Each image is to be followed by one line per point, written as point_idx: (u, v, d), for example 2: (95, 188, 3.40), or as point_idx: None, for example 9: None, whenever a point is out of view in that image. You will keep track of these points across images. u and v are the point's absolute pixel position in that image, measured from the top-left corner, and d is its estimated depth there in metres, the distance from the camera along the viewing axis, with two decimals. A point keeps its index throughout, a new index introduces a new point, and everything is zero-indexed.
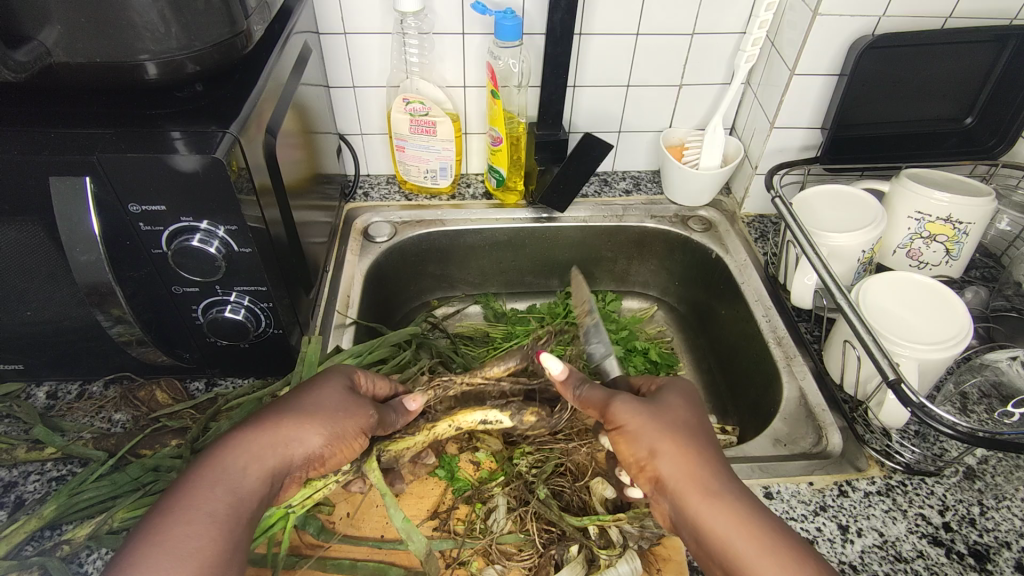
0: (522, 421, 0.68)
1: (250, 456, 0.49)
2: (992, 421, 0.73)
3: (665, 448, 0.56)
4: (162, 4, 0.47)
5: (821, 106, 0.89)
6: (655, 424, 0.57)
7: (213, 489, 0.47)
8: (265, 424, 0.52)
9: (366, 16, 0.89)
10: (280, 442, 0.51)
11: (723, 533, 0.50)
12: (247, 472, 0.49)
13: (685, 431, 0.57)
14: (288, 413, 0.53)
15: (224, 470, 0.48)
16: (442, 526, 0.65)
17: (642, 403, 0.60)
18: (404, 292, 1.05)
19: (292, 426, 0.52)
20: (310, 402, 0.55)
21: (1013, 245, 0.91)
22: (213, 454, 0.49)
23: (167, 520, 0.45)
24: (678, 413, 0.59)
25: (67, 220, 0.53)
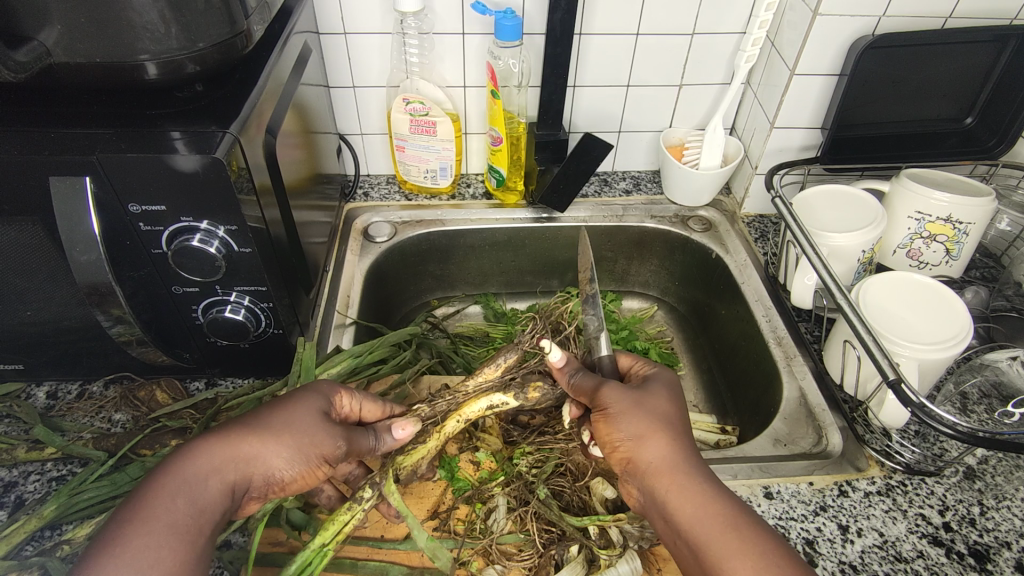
0: (527, 398, 0.69)
1: (209, 470, 0.49)
2: (992, 421, 0.73)
3: (645, 433, 0.57)
4: (162, 4, 0.47)
5: (821, 106, 0.89)
6: (640, 411, 0.58)
7: (170, 500, 0.46)
8: (228, 437, 0.51)
9: (366, 16, 0.89)
10: (241, 458, 0.50)
11: (694, 519, 0.52)
12: (207, 484, 0.48)
13: (667, 419, 0.58)
14: (254, 427, 0.52)
15: (182, 482, 0.47)
16: (443, 526, 0.65)
17: (629, 389, 0.61)
18: (404, 292, 1.05)
19: (257, 441, 0.51)
20: (279, 418, 0.54)
21: (1014, 245, 0.91)
22: (172, 463, 0.48)
23: (126, 526, 0.44)
24: (665, 402, 0.60)
25: (67, 220, 0.53)
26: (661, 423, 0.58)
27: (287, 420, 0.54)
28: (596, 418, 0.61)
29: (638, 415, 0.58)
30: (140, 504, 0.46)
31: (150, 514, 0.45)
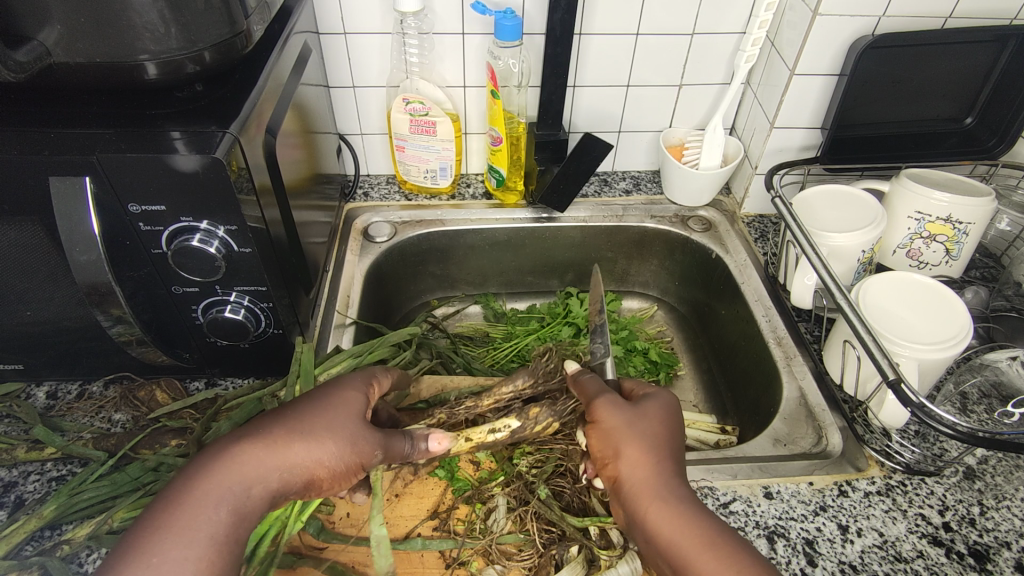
0: (527, 420, 0.67)
1: (251, 480, 0.47)
2: (992, 421, 0.73)
3: (629, 450, 0.57)
4: (162, 4, 0.47)
5: (821, 106, 0.89)
6: (627, 428, 0.59)
7: (212, 510, 0.45)
8: (270, 444, 0.49)
9: (366, 16, 0.89)
10: (282, 467, 0.49)
11: (670, 536, 0.52)
12: (249, 496, 0.47)
13: (654, 435, 0.59)
14: (296, 432, 0.51)
15: (223, 491, 0.46)
16: (443, 525, 0.65)
17: (626, 406, 0.61)
18: (404, 292, 1.05)
19: (300, 450, 0.50)
20: (322, 423, 0.52)
21: (1013, 245, 0.91)
22: (212, 467, 0.47)
23: (160, 534, 0.43)
24: (655, 417, 0.61)
25: (67, 220, 0.53)
26: (647, 439, 0.58)
27: (329, 426, 0.52)
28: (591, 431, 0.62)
29: (623, 431, 0.59)
30: (180, 511, 0.45)
31: (194, 524, 0.44)
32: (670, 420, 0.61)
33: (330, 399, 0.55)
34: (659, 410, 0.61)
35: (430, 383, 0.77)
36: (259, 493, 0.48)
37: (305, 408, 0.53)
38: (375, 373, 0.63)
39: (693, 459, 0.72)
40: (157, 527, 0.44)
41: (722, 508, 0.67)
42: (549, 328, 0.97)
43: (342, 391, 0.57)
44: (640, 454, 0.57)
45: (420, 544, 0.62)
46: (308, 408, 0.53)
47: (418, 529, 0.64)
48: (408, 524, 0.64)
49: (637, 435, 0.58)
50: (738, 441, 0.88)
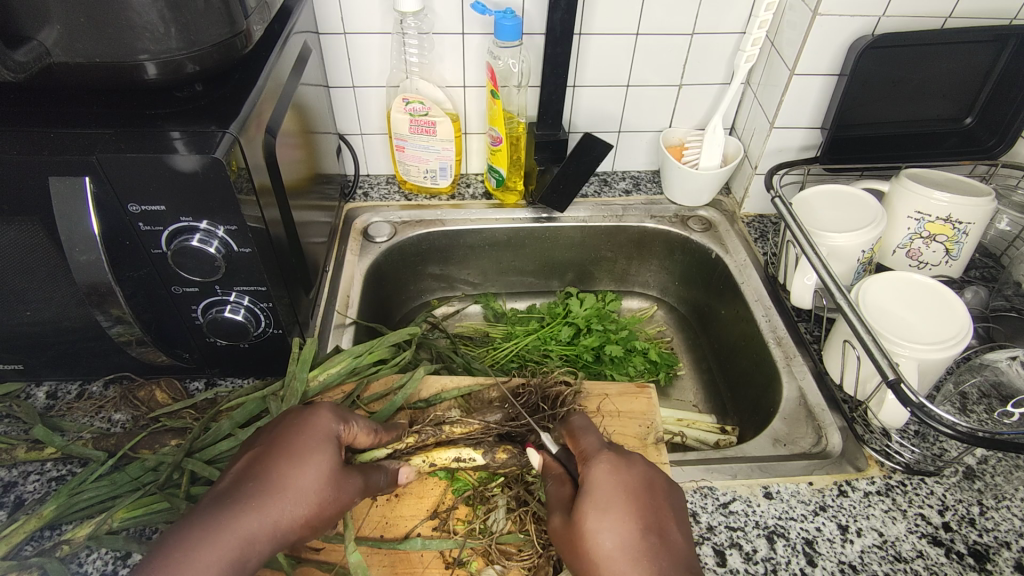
0: (494, 458, 0.67)
1: (242, 545, 0.46)
2: (992, 421, 0.73)
3: (618, 531, 0.51)
4: (162, 4, 0.47)
5: (821, 106, 0.89)
6: (598, 534, 0.51)
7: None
8: (259, 507, 0.47)
9: (365, 16, 0.89)
10: (271, 529, 0.47)
11: None
12: (243, 563, 0.45)
13: (630, 532, 0.50)
14: (283, 491, 0.49)
15: (216, 560, 0.44)
16: (443, 524, 0.64)
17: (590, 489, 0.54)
18: (405, 292, 1.05)
19: (288, 511, 0.48)
20: (309, 475, 0.51)
21: (1013, 245, 0.91)
22: (200, 535, 0.45)
23: None
24: (629, 499, 0.53)
25: (67, 220, 0.53)
26: (626, 549, 0.50)
27: (314, 479, 0.51)
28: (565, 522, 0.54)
29: (594, 542, 0.50)
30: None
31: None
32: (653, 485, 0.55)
33: (308, 442, 0.53)
34: (631, 485, 0.54)
35: (431, 382, 0.76)
36: (251, 560, 0.46)
37: (286, 455, 0.51)
38: (352, 417, 0.59)
39: (693, 460, 0.72)
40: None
41: (722, 507, 0.67)
42: (549, 328, 0.98)
43: (320, 432, 0.54)
44: (627, 574, 0.49)
45: (421, 543, 0.62)
46: (288, 458, 0.51)
47: (416, 526, 0.64)
48: (408, 522, 0.64)
49: (609, 539, 0.50)
50: (738, 441, 0.88)
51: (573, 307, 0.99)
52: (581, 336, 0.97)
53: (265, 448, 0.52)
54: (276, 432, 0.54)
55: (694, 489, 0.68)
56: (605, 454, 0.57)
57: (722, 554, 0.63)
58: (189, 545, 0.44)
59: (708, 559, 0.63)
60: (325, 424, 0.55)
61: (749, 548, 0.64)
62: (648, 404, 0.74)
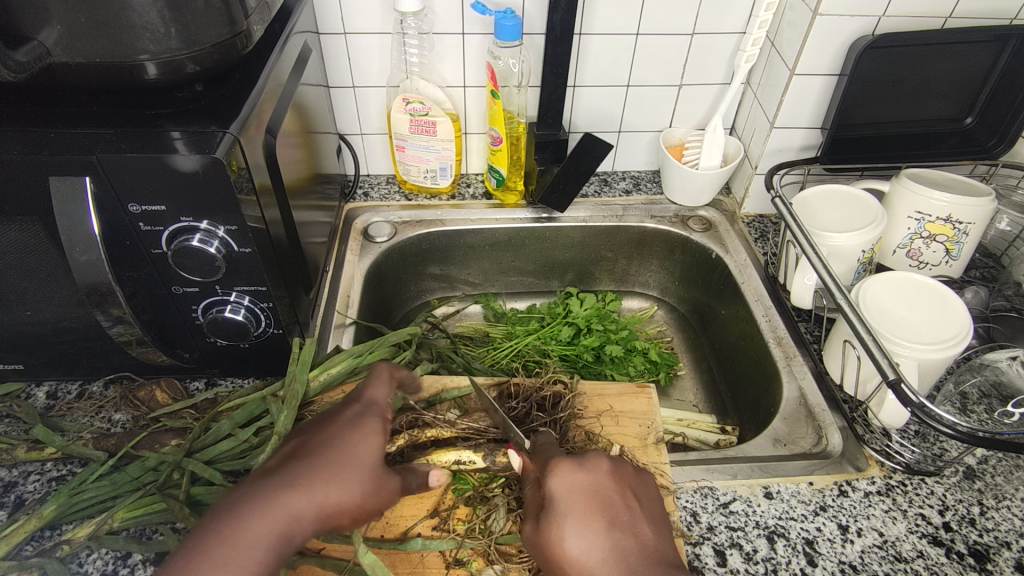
0: (495, 461, 0.65)
1: (290, 520, 0.47)
2: (992, 421, 0.73)
3: (591, 537, 0.51)
4: (162, 4, 0.47)
5: (820, 106, 0.89)
6: (569, 542, 0.51)
7: (251, 550, 0.45)
8: (309, 485, 0.49)
9: (365, 16, 0.89)
10: (318, 508, 0.48)
11: None
12: (290, 539, 0.47)
13: (595, 535, 0.51)
14: (329, 473, 0.50)
15: (265, 532, 0.46)
16: (443, 525, 0.64)
17: (557, 497, 0.54)
18: (405, 292, 1.05)
19: (334, 492, 0.50)
20: (355, 463, 0.52)
21: (1014, 245, 0.91)
22: (252, 506, 0.47)
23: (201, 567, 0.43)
24: (591, 501, 0.53)
25: (67, 220, 0.53)
26: (594, 547, 0.50)
27: (359, 468, 0.52)
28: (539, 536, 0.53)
29: (563, 547, 0.51)
30: (223, 547, 0.44)
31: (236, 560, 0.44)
32: (621, 483, 0.56)
33: (354, 434, 0.55)
34: (590, 486, 0.54)
35: (431, 383, 0.76)
36: (297, 535, 0.47)
37: (335, 444, 0.53)
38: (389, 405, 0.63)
39: (693, 460, 0.72)
40: (201, 560, 0.43)
41: (722, 508, 0.67)
42: (549, 328, 0.98)
43: (366, 426, 0.56)
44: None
45: (421, 543, 0.62)
46: (336, 447, 0.53)
47: (416, 525, 0.64)
48: (409, 521, 0.64)
49: (576, 544, 0.51)
50: (738, 441, 0.88)
51: (573, 307, 0.98)
52: (581, 336, 0.97)
53: (314, 438, 0.54)
54: (326, 423, 0.56)
55: (694, 489, 0.68)
56: (563, 458, 0.57)
57: (721, 554, 0.63)
58: (243, 513, 0.46)
59: (708, 559, 0.62)
60: (371, 419, 0.57)
61: (749, 548, 0.63)
62: (648, 404, 0.74)
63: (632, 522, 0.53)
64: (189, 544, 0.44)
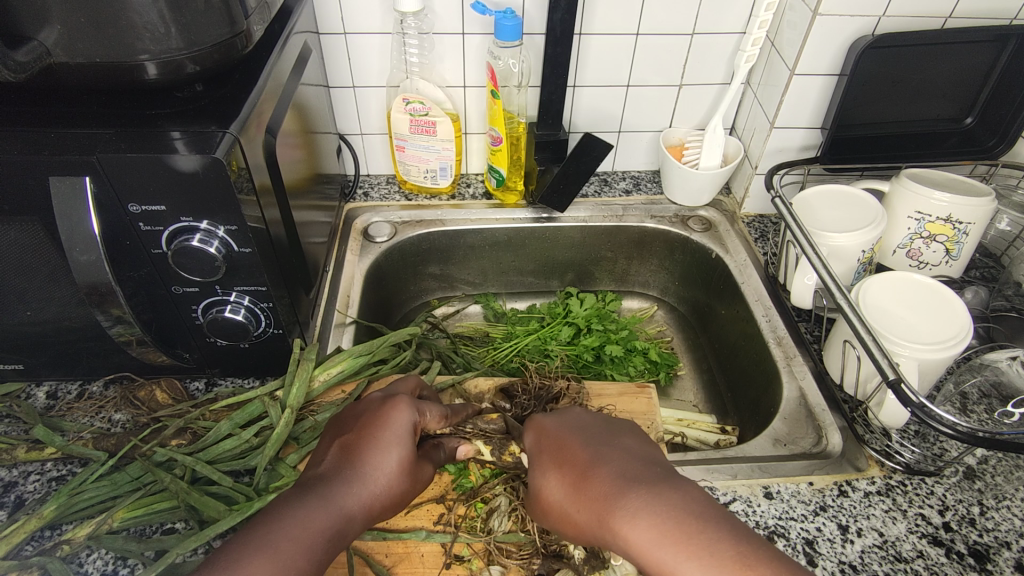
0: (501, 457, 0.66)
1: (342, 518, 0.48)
2: (992, 421, 0.73)
3: (571, 464, 0.51)
4: (162, 4, 0.47)
5: (821, 106, 0.89)
6: (554, 480, 0.52)
7: (317, 539, 0.46)
8: (357, 487, 0.50)
9: (366, 16, 0.89)
10: (365, 509, 0.50)
11: (642, 511, 0.43)
12: (343, 531, 0.48)
13: (571, 462, 0.52)
14: (373, 478, 0.52)
15: (324, 524, 0.47)
16: (445, 520, 0.64)
17: (545, 445, 0.56)
18: (404, 292, 1.05)
19: (379, 493, 0.52)
20: (394, 469, 0.54)
21: (1014, 245, 0.91)
22: (318, 498, 0.48)
23: (274, 535, 0.44)
24: (573, 436, 0.55)
25: (68, 220, 0.53)
26: (575, 462, 0.51)
27: (398, 469, 0.54)
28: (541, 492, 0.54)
29: (552, 477, 0.52)
30: (296, 529, 0.45)
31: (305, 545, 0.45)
32: (602, 425, 0.56)
33: (391, 431, 0.56)
34: (571, 429, 0.56)
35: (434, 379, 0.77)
36: (349, 531, 0.49)
37: (378, 447, 0.54)
38: (425, 405, 0.62)
39: (693, 460, 0.72)
40: (272, 532, 0.44)
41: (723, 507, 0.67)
42: (549, 328, 0.97)
43: (401, 425, 0.57)
44: (585, 489, 0.48)
45: (423, 536, 0.62)
46: (378, 447, 0.54)
47: (418, 522, 0.64)
48: (410, 519, 0.64)
49: (559, 469, 0.52)
50: (738, 441, 0.88)
51: (573, 307, 0.98)
52: (581, 336, 0.97)
53: (356, 437, 0.54)
54: (366, 420, 0.56)
55: None
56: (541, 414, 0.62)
57: None
58: (308, 503, 0.47)
59: None
60: (403, 417, 0.57)
61: None
62: (648, 403, 0.74)
63: (614, 441, 0.52)
64: (257, 525, 0.44)
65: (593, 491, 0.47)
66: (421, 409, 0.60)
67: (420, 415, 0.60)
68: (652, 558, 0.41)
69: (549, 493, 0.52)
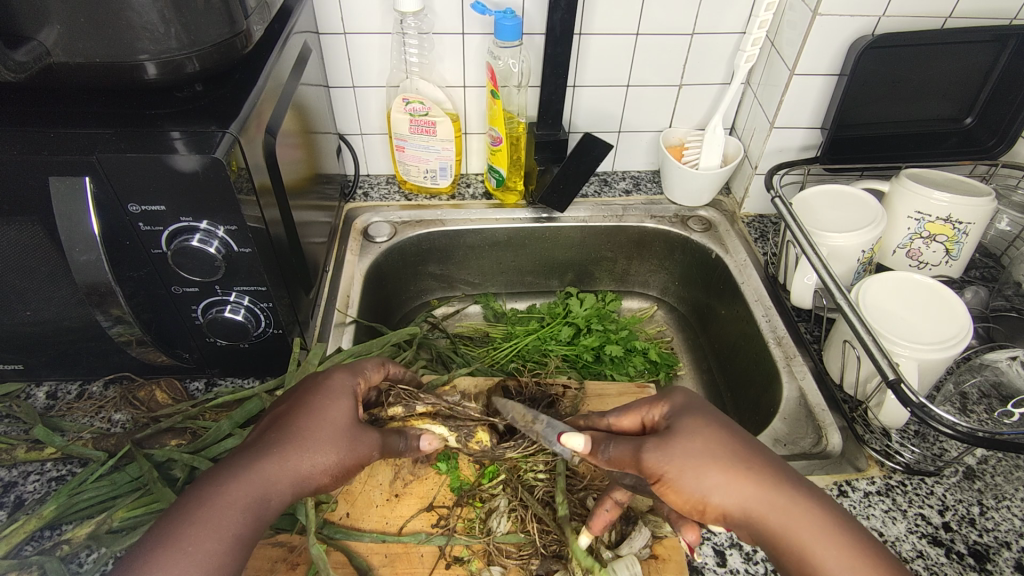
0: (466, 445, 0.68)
1: (263, 487, 0.49)
2: (992, 421, 0.73)
3: (727, 434, 0.51)
4: (162, 4, 0.47)
5: (821, 106, 0.89)
6: (709, 439, 0.51)
7: (231, 518, 0.47)
8: (278, 456, 0.50)
9: (365, 16, 0.89)
10: (293, 474, 0.50)
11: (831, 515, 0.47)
12: (267, 502, 0.48)
13: (731, 433, 0.52)
14: (301, 442, 0.51)
15: (241, 498, 0.48)
16: (444, 522, 0.64)
17: (682, 410, 0.55)
18: (404, 293, 1.05)
19: (309, 457, 0.51)
20: (325, 432, 0.53)
21: (1014, 245, 0.91)
22: (233, 474, 0.48)
23: (184, 518, 0.46)
24: (713, 407, 0.55)
25: (67, 220, 0.53)
26: (737, 436, 0.51)
27: (328, 432, 0.53)
28: (664, 442, 0.51)
29: (712, 429, 0.51)
30: (205, 510, 0.46)
31: (213, 525, 0.46)
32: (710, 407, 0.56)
33: (325, 394, 0.56)
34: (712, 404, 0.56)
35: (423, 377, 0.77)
36: (277, 498, 0.49)
37: (305, 415, 0.53)
38: (363, 365, 0.62)
39: None
40: (187, 517, 0.46)
41: None
42: (549, 328, 0.97)
43: (340, 388, 0.57)
44: (754, 467, 0.49)
45: (422, 539, 0.61)
46: (305, 415, 0.53)
47: (418, 525, 0.64)
48: (409, 522, 0.64)
49: (726, 431, 0.52)
50: None
51: (573, 306, 0.98)
52: (581, 335, 0.97)
53: (288, 409, 0.55)
54: (299, 392, 0.57)
55: None
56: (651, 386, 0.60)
57: (722, 554, 0.63)
58: (224, 480, 0.48)
59: (708, 559, 0.62)
60: (341, 379, 0.58)
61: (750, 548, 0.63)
62: None
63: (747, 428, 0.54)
64: (177, 510, 0.46)
65: (771, 470, 0.49)
66: (358, 370, 0.61)
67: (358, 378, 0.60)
68: (822, 552, 0.46)
69: (701, 439, 0.50)
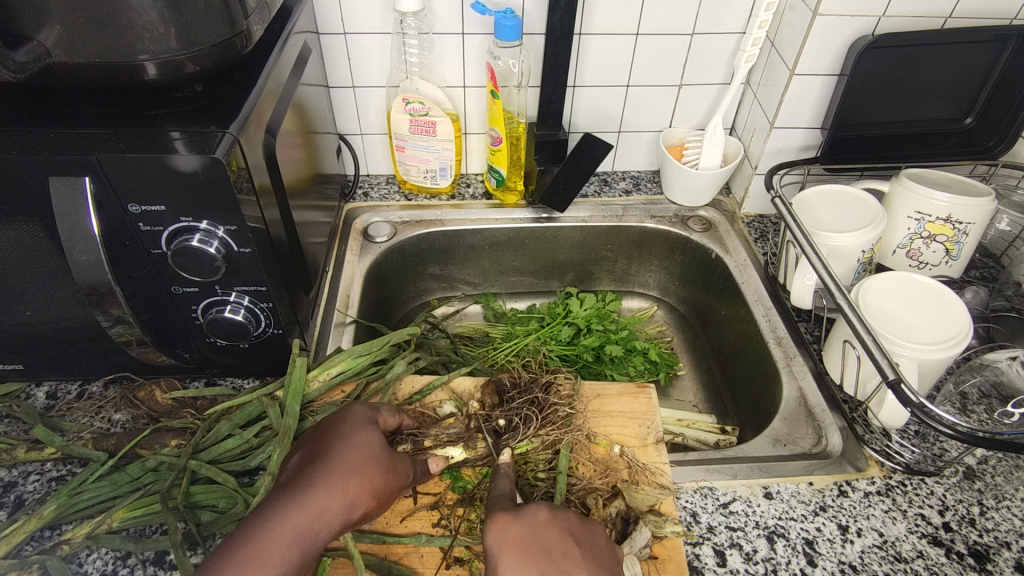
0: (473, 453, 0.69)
1: (314, 518, 0.49)
2: (992, 421, 0.73)
3: None
4: (161, 4, 0.47)
5: (821, 106, 0.89)
6: None
7: (286, 547, 0.46)
8: (328, 485, 0.51)
9: (365, 16, 0.89)
10: (342, 503, 0.51)
11: None
12: (317, 534, 0.48)
13: None
14: (345, 469, 0.53)
15: (291, 530, 0.47)
16: (443, 522, 0.64)
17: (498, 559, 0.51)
18: (404, 292, 1.05)
19: (354, 485, 0.52)
20: (365, 461, 0.55)
21: (1014, 245, 0.91)
22: (282, 508, 0.48)
23: (237, 553, 0.45)
24: (527, 547, 0.52)
25: (68, 220, 0.53)
26: None
27: (367, 460, 0.55)
28: None
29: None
30: (256, 542, 0.46)
31: (268, 560, 0.45)
32: (544, 532, 0.53)
33: (353, 426, 0.59)
34: (523, 531, 0.53)
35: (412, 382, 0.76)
36: (326, 531, 0.49)
37: (342, 445, 0.56)
38: (381, 407, 0.65)
39: (694, 459, 0.72)
40: (239, 551, 0.45)
41: (722, 508, 0.67)
42: (549, 327, 0.97)
43: (361, 418, 0.60)
44: None
45: (422, 539, 0.61)
46: (342, 446, 0.55)
47: (418, 526, 0.63)
48: (408, 521, 0.64)
49: None
50: (738, 441, 0.88)
51: (573, 307, 0.98)
52: (581, 335, 0.97)
53: (318, 443, 0.57)
54: (323, 427, 0.59)
55: (694, 489, 0.68)
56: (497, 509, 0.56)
57: (721, 554, 0.63)
58: (269, 516, 0.48)
59: (708, 559, 0.63)
60: (362, 412, 0.62)
61: (749, 548, 0.64)
62: (648, 404, 0.75)
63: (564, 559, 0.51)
64: (230, 546, 0.45)
65: None
66: (377, 408, 0.64)
67: (377, 414, 0.63)
68: None
69: None
